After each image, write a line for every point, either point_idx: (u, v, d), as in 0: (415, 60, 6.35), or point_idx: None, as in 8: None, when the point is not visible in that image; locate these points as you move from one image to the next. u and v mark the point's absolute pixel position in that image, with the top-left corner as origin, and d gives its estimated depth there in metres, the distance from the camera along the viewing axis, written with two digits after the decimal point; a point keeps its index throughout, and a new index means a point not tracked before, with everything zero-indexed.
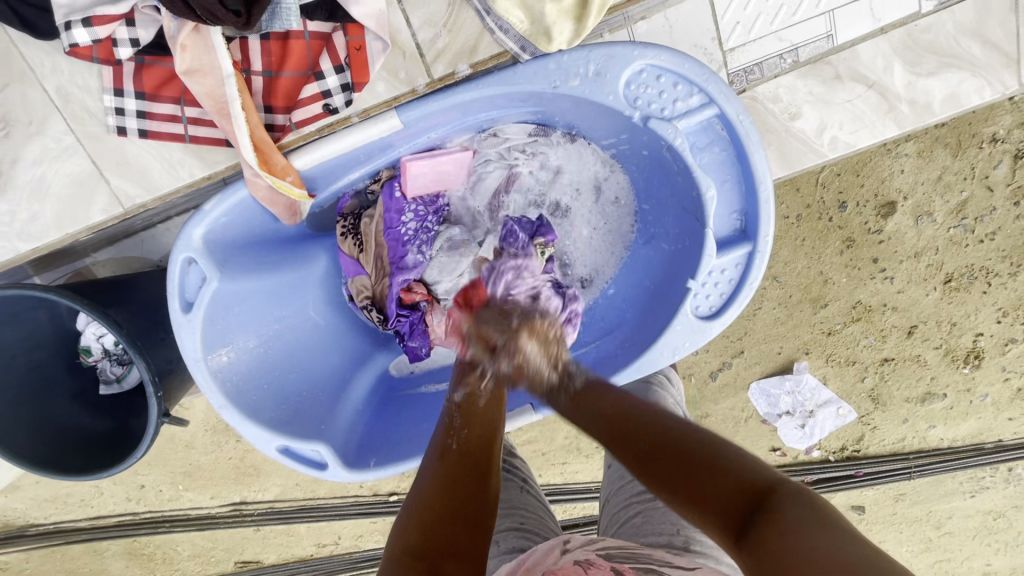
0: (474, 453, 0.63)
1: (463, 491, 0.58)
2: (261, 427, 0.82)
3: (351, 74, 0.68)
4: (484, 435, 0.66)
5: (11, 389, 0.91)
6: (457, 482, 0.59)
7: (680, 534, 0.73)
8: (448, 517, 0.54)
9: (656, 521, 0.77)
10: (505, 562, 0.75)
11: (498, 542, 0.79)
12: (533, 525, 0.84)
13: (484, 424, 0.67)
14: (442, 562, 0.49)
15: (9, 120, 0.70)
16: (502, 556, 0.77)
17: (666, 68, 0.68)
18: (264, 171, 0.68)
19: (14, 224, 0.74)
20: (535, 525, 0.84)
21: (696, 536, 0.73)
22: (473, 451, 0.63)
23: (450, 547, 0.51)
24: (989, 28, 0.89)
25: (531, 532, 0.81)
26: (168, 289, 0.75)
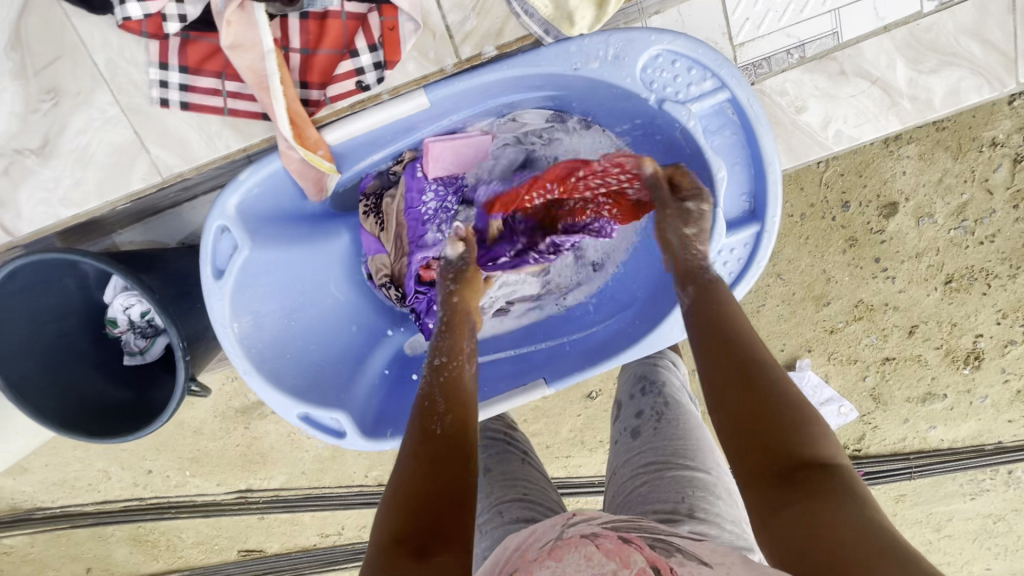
0: (458, 437, 0.64)
1: (446, 472, 0.60)
2: (283, 395, 0.86)
3: (385, 52, 0.73)
4: (460, 419, 0.66)
5: (44, 354, 0.95)
6: (440, 466, 0.60)
7: (683, 503, 0.78)
8: (429, 501, 0.57)
9: (662, 490, 0.81)
10: (511, 533, 0.79)
11: (502, 513, 0.82)
12: (536, 495, 0.86)
13: (462, 405, 0.68)
14: (435, 547, 0.54)
15: (58, 91, 0.74)
16: (507, 526, 0.80)
17: (682, 53, 0.72)
18: (297, 143, 0.73)
19: (57, 190, 0.78)
20: (537, 495, 0.86)
21: (700, 503, 0.79)
22: (455, 434, 0.64)
23: (440, 534, 0.55)
24: (988, 29, 0.93)
25: (534, 503, 0.84)
26: (202, 255, 0.80)
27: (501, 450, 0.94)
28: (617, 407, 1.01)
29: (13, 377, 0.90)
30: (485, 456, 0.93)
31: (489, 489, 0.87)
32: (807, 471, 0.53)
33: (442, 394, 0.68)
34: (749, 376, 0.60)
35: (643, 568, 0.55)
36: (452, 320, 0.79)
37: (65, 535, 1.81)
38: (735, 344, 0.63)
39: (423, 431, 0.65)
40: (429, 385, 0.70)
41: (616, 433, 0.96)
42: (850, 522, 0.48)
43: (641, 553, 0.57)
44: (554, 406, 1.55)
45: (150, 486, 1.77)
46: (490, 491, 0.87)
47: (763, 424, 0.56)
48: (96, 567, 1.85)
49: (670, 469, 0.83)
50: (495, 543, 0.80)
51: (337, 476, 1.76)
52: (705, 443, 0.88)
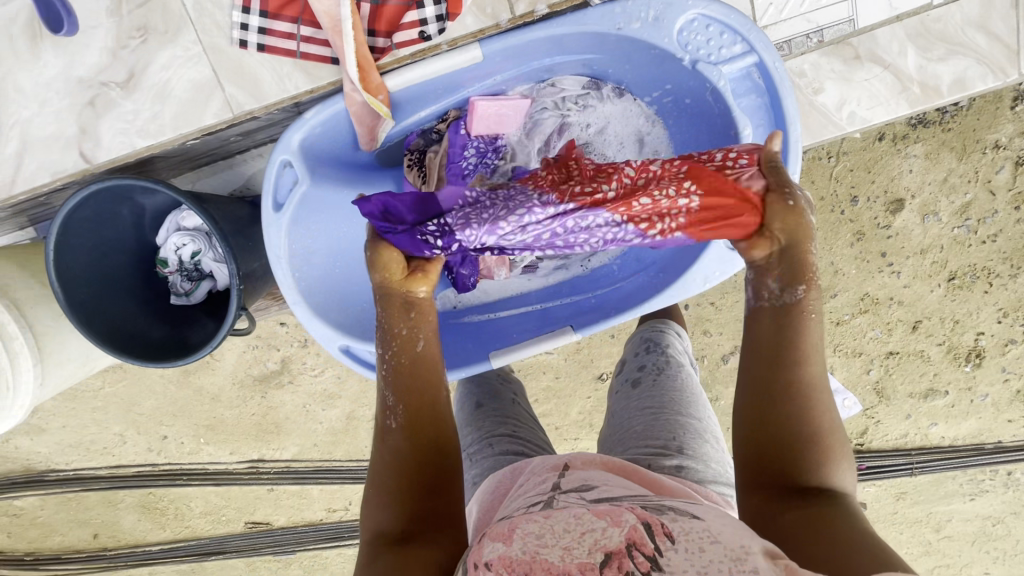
0: (412, 428, 0.67)
1: (412, 465, 0.65)
2: (326, 326, 0.92)
3: (448, 5, 0.81)
4: (415, 405, 0.68)
5: (102, 282, 1.00)
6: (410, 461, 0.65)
7: (674, 441, 0.84)
8: (403, 493, 0.64)
9: (658, 427, 0.86)
10: (501, 462, 0.83)
11: (492, 445, 0.87)
12: (525, 433, 0.91)
13: (422, 392, 0.69)
14: (419, 530, 0.61)
15: (148, 29, 0.82)
16: (496, 456, 0.84)
17: (715, 17, 0.80)
18: (362, 86, 0.81)
19: (136, 122, 0.85)
20: (525, 433, 0.91)
21: (689, 442, 0.84)
22: (410, 419, 0.67)
23: (418, 521, 0.62)
24: (992, 23, 1.01)
25: (522, 439, 0.89)
26: (266, 187, 0.86)
27: (493, 390, 1.00)
28: (620, 364, 1.06)
29: (75, 300, 0.95)
30: (480, 394, 0.99)
31: (481, 425, 0.92)
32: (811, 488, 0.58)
33: (392, 385, 0.70)
34: (790, 394, 0.62)
35: (634, 525, 0.51)
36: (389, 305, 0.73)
37: (76, 499, 1.84)
38: (789, 356, 0.63)
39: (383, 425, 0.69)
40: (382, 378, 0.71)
41: (618, 384, 1.01)
42: (848, 531, 0.53)
43: (632, 512, 0.53)
44: (566, 386, 1.59)
45: (164, 452, 1.80)
46: (481, 426, 0.92)
47: (784, 436, 0.61)
48: (104, 532, 1.87)
49: (666, 412, 0.89)
50: (483, 468, 0.83)
51: (348, 450, 1.78)
52: (699, 397, 0.94)
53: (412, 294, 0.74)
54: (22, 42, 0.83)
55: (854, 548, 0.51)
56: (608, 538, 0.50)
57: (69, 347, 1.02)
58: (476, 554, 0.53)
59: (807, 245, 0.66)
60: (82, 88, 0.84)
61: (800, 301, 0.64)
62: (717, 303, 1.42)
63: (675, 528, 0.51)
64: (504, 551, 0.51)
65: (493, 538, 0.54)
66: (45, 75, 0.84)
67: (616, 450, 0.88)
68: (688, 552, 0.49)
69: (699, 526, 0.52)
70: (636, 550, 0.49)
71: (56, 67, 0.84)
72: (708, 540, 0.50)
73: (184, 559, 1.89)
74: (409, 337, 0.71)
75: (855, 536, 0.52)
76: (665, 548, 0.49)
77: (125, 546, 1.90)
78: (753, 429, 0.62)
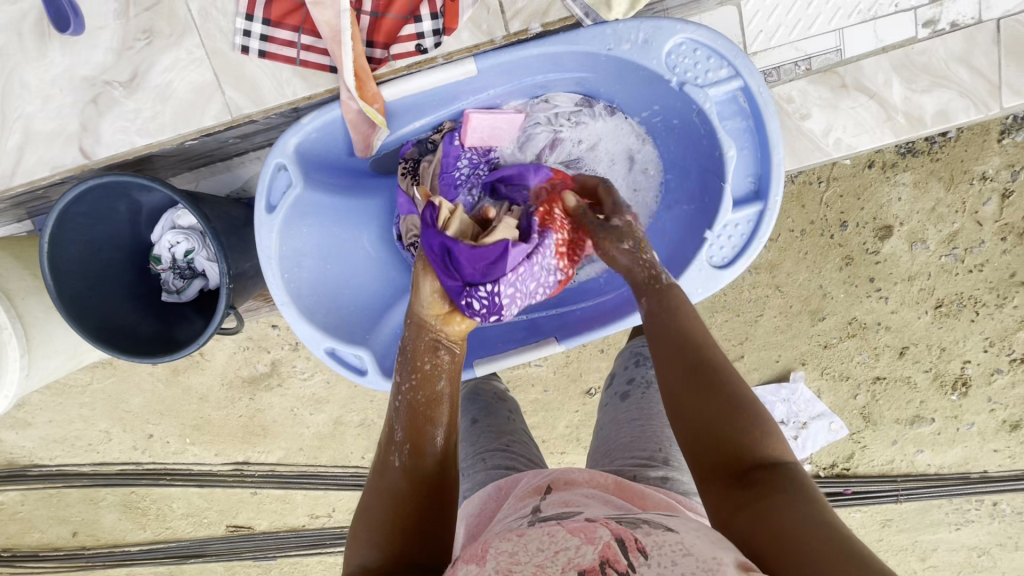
0: (417, 468, 0.67)
1: (409, 506, 0.63)
2: (314, 328, 0.93)
3: (444, 20, 0.84)
4: (423, 446, 0.69)
5: (92, 277, 1.01)
6: (408, 499, 0.64)
7: (660, 453, 0.84)
8: (391, 534, 0.61)
9: (643, 440, 0.87)
10: (492, 476, 0.83)
11: (485, 459, 0.87)
12: (518, 448, 0.90)
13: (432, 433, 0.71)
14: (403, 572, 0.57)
15: (154, 32, 0.85)
16: (488, 470, 0.84)
17: (702, 42, 0.82)
18: (358, 95, 0.83)
19: (136, 121, 0.87)
20: (520, 448, 0.90)
21: (675, 454, 0.85)
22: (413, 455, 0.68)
23: (405, 561, 0.58)
24: (975, 57, 1.04)
25: (516, 453, 0.88)
26: (258, 189, 0.87)
27: (488, 406, 0.99)
28: (609, 377, 1.06)
29: (67, 292, 0.96)
30: (475, 409, 0.98)
31: (476, 440, 0.92)
32: (760, 473, 0.57)
33: (400, 419, 0.72)
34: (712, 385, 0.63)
35: (608, 542, 0.51)
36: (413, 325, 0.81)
37: (57, 495, 1.83)
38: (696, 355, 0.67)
39: (383, 462, 0.69)
40: (394, 411, 0.73)
41: (607, 397, 1.01)
42: (806, 520, 0.51)
43: (607, 527, 0.53)
44: (554, 400, 1.59)
45: (148, 451, 1.79)
46: (475, 442, 0.92)
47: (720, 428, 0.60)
48: (83, 531, 1.86)
49: (654, 424, 0.90)
50: (475, 485, 0.83)
51: (335, 455, 1.77)
52: None
53: (444, 333, 0.80)
54: (30, 39, 0.85)
55: (809, 537, 0.50)
56: (581, 556, 0.49)
57: (57, 339, 1.02)
58: (445, 574, 0.52)
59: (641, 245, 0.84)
60: (86, 86, 0.86)
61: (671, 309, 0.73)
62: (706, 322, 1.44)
63: (648, 543, 0.51)
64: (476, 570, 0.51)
65: (466, 561, 0.54)
66: (50, 72, 0.86)
67: (603, 462, 0.89)
68: (660, 565, 0.48)
69: (672, 539, 0.52)
70: (609, 566, 0.48)
71: (62, 64, 0.86)
72: (681, 553, 0.49)
73: (162, 561, 1.87)
74: (430, 373, 0.76)
75: (811, 523, 0.51)
76: (638, 563, 0.49)
77: (103, 546, 1.88)
78: (687, 428, 0.63)
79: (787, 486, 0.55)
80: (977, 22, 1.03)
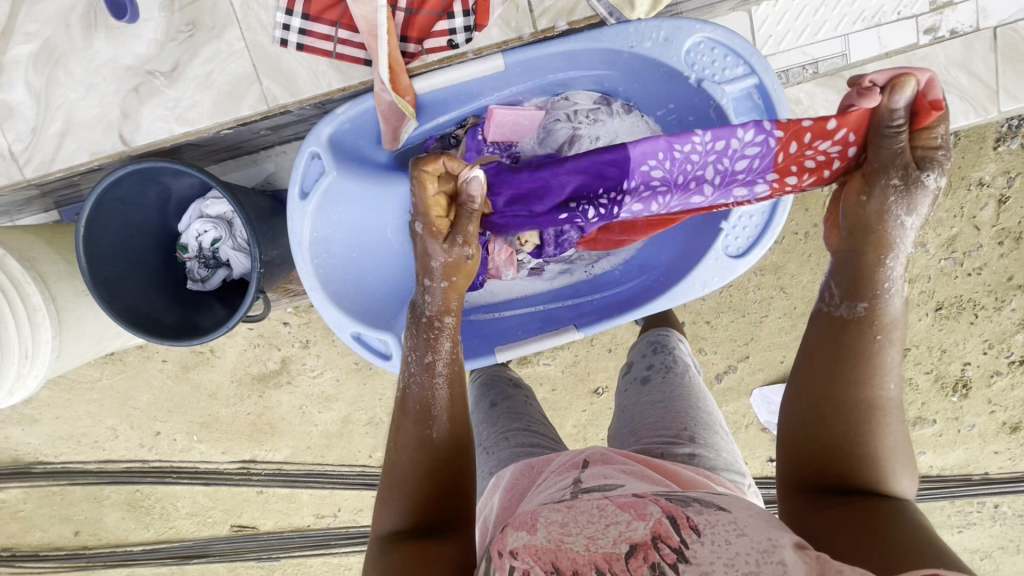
0: (451, 441, 0.69)
1: (442, 473, 0.67)
2: (342, 312, 0.96)
3: (476, 17, 0.88)
4: (456, 419, 0.71)
5: (123, 261, 1.03)
6: (435, 469, 0.67)
7: (685, 431, 0.86)
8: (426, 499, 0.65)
9: (667, 420, 0.90)
10: (519, 453, 0.85)
11: (508, 438, 0.89)
12: (540, 427, 0.94)
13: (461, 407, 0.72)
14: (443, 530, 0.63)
15: (197, 25, 0.88)
16: (514, 448, 0.87)
17: (720, 41, 0.87)
18: (392, 87, 0.87)
19: (176, 110, 0.91)
20: (541, 428, 0.93)
21: (700, 432, 0.86)
22: (430, 416, 0.70)
23: (439, 523, 0.64)
24: (972, 62, 1.09)
25: (537, 432, 0.91)
26: (293, 176, 0.91)
27: (505, 391, 1.02)
28: (627, 365, 1.09)
29: (101, 274, 0.98)
30: (493, 394, 1.01)
31: (497, 421, 0.95)
32: (868, 494, 0.58)
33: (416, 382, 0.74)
34: (851, 407, 0.61)
35: (659, 518, 0.53)
36: (460, 279, 0.78)
37: (60, 493, 1.82)
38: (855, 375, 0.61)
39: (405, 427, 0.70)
40: (421, 387, 0.73)
41: (625, 383, 1.04)
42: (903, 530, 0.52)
43: (657, 504, 0.55)
44: (562, 398, 1.61)
45: (155, 448, 1.79)
46: (497, 423, 0.94)
47: (847, 448, 0.60)
48: (86, 529, 1.85)
49: (678, 405, 0.92)
50: (503, 461, 0.85)
51: (342, 454, 1.78)
52: (704, 393, 0.97)
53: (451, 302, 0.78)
54: (77, 30, 0.89)
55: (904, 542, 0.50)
56: (633, 530, 0.52)
57: (86, 322, 1.04)
58: (500, 543, 0.56)
59: (887, 220, 0.65)
60: (128, 76, 0.90)
61: (863, 317, 0.63)
62: (712, 321, 1.48)
63: (700, 521, 0.53)
64: (528, 540, 0.54)
65: (516, 528, 0.57)
66: (94, 62, 0.89)
67: (628, 440, 0.91)
68: (713, 544, 0.51)
69: (723, 518, 0.54)
70: (662, 542, 0.51)
71: (105, 54, 0.89)
72: (734, 532, 0.52)
73: (165, 561, 1.87)
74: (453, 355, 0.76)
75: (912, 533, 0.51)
76: (691, 540, 0.51)
77: (106, 545, 1.87)
78: (807, 438, 0.62)
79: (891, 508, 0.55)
80: (975, 29, 1.08)
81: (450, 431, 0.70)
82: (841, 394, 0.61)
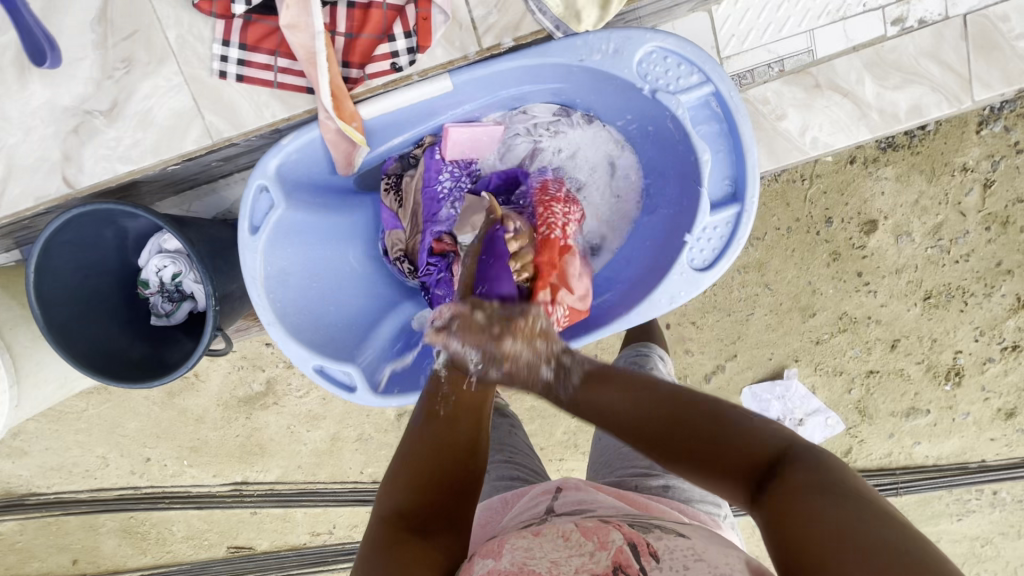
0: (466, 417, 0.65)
1: (450, 457, 0.62)
2: (301, 347, 0.93)
3: (418, 38, 0.84)
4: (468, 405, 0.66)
5: (79, 303, 1.01)
6: (442, 454, 0.62)
7: None
8: (429, 483, 0.60)
9: None
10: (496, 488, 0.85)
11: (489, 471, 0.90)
12: (522, 459, 0.93)
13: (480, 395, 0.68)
14: (433, 525, 0.58)
15: (132, 61, 0.86)
16: (493, 482, 0.87)
17: (673, 50, 0.84)
18: (336, 114, 0.84)
19: (119, 148, 0.88)
20: (523, 459, 0.93)
21: None
22: (458, 417, 0.65)
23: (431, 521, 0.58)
24: (943, 52, 1.06)
25: (520, 464, 0.91)
26: (243, 211, 0.89)
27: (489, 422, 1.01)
28: None
29: (56, 320, 0.96)
30: None
31: None
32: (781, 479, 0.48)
33: (448, 375, 0.70)
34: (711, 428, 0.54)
35: (621, 547, 0.50)
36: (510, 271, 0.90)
37: (56, 523, 1.80)
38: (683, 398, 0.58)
39: (430, 411, 0.66)
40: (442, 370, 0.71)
41: None
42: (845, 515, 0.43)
43: (620, 531, 0.53)
44: (549, 406, 1.56)
45: (146, 474, 1.77)
46: None
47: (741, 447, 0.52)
48: (84, 558, 1.84)
49: None
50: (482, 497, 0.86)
51: (333, 472, 1.76)
52: None
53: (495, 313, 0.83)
54: (10, 71, 0.86)
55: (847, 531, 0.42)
56: (595, 562, 0.49)
57: (47, 367, 1.04)
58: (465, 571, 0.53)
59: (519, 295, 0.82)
60: (67, 116, 0.87)
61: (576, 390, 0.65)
62: (697, 322, 1.44)
63: (659, 547, 0.51)
64: (493, 565, 0.52)
65: (483, 556, 0.54)
66: (30, 104, 0.87)
67: (603, 471, 0.90)
68: (671, 569, 0.48)
69: (682, 544, 0.52)
70: (621, 572, 0.48)
71: (42, 95, 0.87)
72: (692, 558, 0.49)
73: None
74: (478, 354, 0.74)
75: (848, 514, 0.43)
76: (649, 567, 0.48)
77: (105, 571, 1.85)
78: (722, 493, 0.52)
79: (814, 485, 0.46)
80: (943, 18, 1.05)
81: (471, 426, 0.65)
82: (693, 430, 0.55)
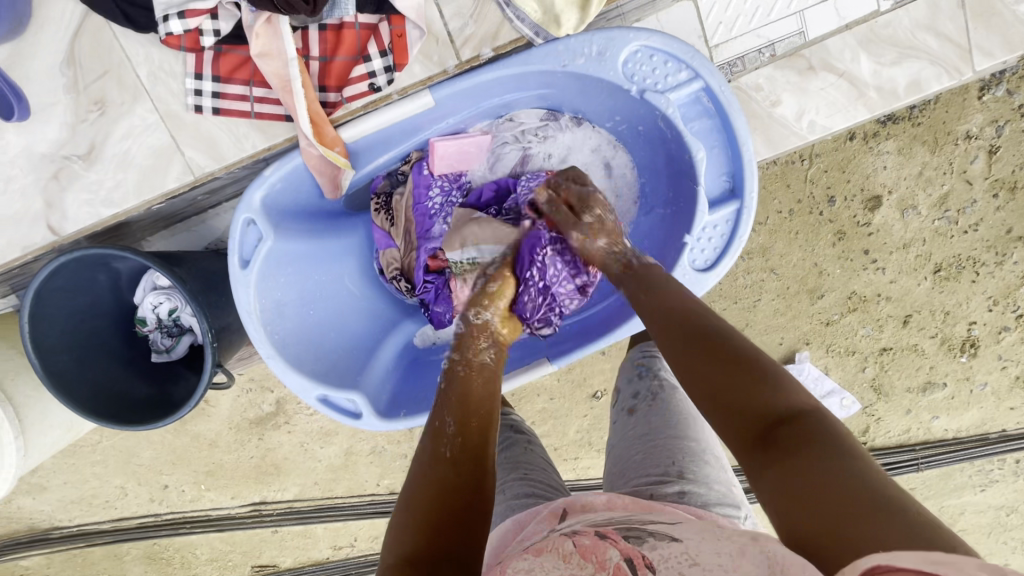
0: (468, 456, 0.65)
1: (457, 497, 0.60)
2: (302, 377, 0.92)
3: (394, 57, 0.83)
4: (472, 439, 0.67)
5: (76, 347, 0.99)
6: (447, 494, 0.60)
7: (674, 465, 0.82)
8: (431, 525, 0.57)
9: (655, 457, 0.85)
10: (515, 507, 0.82)
11: (504, 491, 0.86)
12: (538, 475, 0.89)
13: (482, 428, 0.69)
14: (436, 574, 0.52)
15: (106, 102, 0.84)
16: (509, 502, 0.83)
17: (658, 48, 0.82)
18: (317, 140, 0.82)
19: (100, 191, 0.87)
20: (539, 475, 0.90)
21: (690, 466, 0.82)
22: (464, 460, 0.64)
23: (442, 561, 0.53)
24: (940, 23, 1.02)
25: (536, 480, 0.88)
26: (230, 245, 0.87)
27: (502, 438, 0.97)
28: (614, 392, 1.03)
29: (55, 366, 0.95)
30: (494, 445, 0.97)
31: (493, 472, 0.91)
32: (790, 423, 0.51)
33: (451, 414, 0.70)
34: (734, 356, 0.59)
35: (618, 564, 0.49)
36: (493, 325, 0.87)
37: (81, 555, 1.79)
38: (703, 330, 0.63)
39: (433, 453, 0.65)
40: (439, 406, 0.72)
41: (615, 413, 0.99)
42: (842, 474, 0.45)
43: (615, 547, 0.51)
44: (560, 407, 1.53)
45: (165, 501, 1.75)
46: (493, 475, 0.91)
47: (774, 416, 0.53)
48: None
49: (664, 437, 0.87)
50: (499, 518, 0.83)
51: (349, 486, 1.74)
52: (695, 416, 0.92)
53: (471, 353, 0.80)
54: None
55: (842, 485, 0.44)
56: None
57: (51, 414, 1.08)
58: None
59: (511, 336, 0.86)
60: (45, 162, 0.86)
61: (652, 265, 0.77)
62: None
63: (655, 557, 0.49)
64: None
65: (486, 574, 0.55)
66: (7, 154, 0.85)
67: (619, 481, 0.87)
68: None
69: (676, 550, 0.50)
70: None
71: (18, 144, 0.85)
72: (687, 563, 0.48)
73: None
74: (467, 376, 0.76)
75: (847, 476, 0.45)
76: None
77: None
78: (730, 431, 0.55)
79: (819, 439, 0.49)
80: None
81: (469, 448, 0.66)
82: (727, 391, 0.56)
